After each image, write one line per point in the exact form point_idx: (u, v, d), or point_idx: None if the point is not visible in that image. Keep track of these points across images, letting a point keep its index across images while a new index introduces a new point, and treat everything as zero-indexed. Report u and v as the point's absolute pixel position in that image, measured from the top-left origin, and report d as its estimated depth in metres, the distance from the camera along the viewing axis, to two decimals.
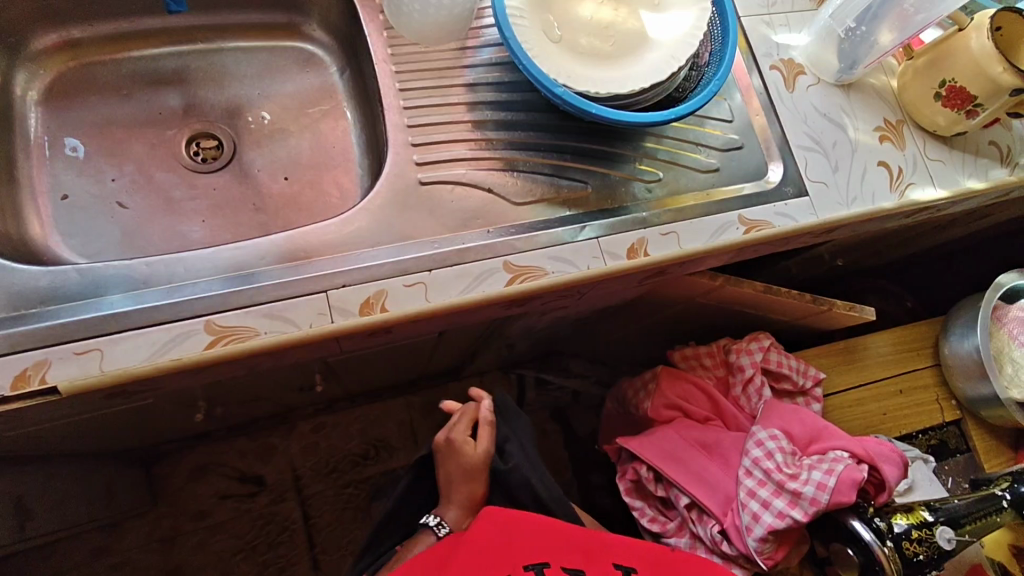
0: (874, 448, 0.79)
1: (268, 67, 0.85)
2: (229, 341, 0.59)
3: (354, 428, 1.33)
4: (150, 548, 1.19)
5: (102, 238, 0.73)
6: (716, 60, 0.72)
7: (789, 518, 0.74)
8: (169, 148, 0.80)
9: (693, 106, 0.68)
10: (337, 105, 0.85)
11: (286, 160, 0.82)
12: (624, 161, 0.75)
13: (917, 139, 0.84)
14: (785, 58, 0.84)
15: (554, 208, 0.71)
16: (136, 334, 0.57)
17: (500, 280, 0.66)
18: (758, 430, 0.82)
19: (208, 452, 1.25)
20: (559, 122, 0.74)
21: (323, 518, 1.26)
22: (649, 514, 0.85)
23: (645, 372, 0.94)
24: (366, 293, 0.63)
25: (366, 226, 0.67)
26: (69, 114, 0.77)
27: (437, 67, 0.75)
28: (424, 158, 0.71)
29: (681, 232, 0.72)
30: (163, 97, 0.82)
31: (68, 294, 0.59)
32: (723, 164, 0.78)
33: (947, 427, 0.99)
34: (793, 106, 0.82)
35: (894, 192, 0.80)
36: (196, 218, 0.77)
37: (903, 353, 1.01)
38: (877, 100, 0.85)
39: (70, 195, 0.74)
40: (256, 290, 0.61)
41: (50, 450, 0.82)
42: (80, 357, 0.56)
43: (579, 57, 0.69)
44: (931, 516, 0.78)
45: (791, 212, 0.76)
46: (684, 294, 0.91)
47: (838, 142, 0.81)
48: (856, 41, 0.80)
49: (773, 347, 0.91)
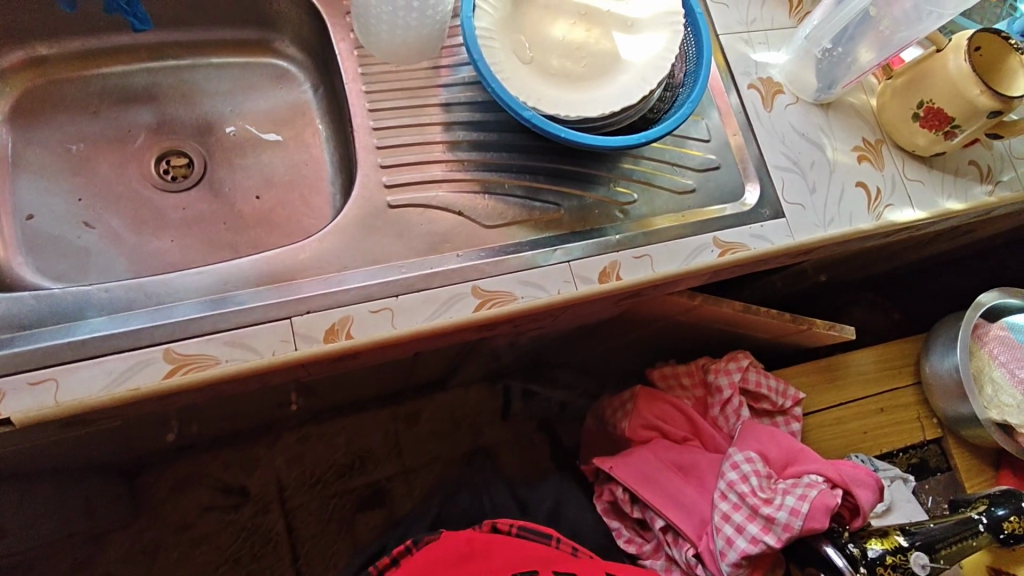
0: (848, 472, 0.79)
1: (240, 84, 0.84)
2: (188, 370, 0.58)
3: (339, 438, 1.32)
4: (132, 561, 1.18)
5: (68, 258, 0.72)
6: (690, 81, 0.71)
7: (762, 544, 0.74)
8: (138, 166, 0.79)
9: (665, 129, 0.67)
10: (309, 123, 0.84)
11: (259, 178, 0.81)
12: (598, 183, 0.74)
13: (896, 159, 0.83)
14: (763, 76, 0.83)
15: (526, 230, 0.70)
16: (92, 364, 0.56)
17: (469, 306, 0.65)
18: (734, 452, 0.81)
19: (189, 464, 1.24)
20: (532, 143, 0.73)
21: (308, 528, 1.26)
22: (626, 535, 0.85)
23: (624, 391, 0.93)
24: (331, 319, 0.62)
25: (333, 249, 0.66)
26: (36, 133, 0.76)
27: (409, 87, 0.74)
28: (394, 180, 0.70)
29: (654, 256, 0.72)
30: (133, 115, 0.81)
31: (24, 321, 0.58)
32: (699, 185, 0.77)
33: (928, 446, 0.99)
34: (771, 126, 0.81)
35: (872, 214, 0.80)
36: (166, 237, 0.76)
37: (884, 370, 1.01)
38: (856, 119, 0.84)
39: (36, 215, 0.73)
40: (218, 317, 0.60)
41: (22, 469, 0.81)
42: (34, 388, 0.55)
43: (551, 80, 0.69)
44: (906, 541, 0.77)
45: (767, 234, 0.76)
46: (663, 312, 0.90)
47: (816, 162, 0.80)
48: (833, 62, 0.79)
49: (752, 366, 0.90)
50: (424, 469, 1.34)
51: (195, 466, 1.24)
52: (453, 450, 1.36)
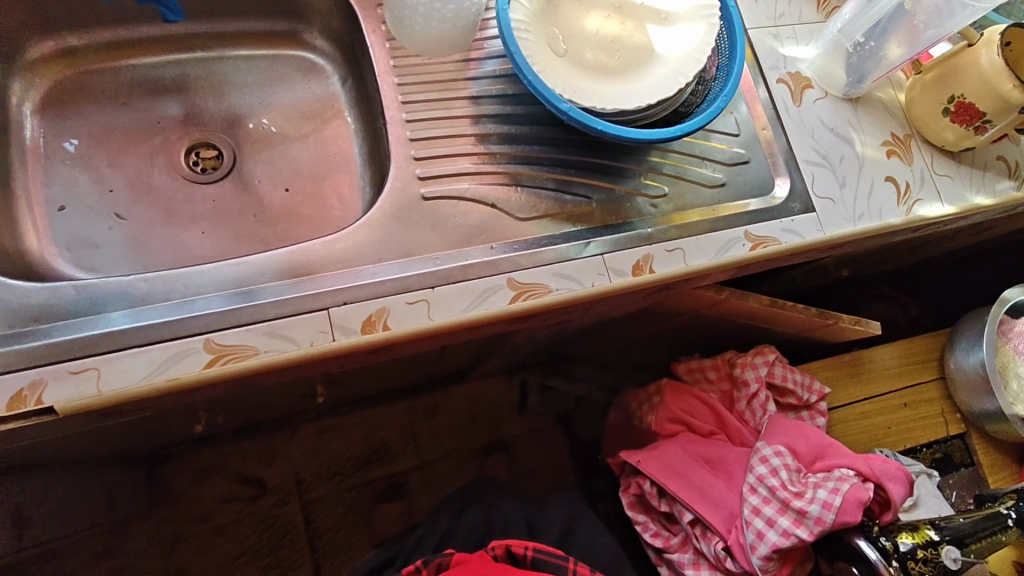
0: (879, 467, 0.79)
1: (268, 77, 0.84)
2: (228, 360, 0.58)
3: (357, 432, 1.32)
4: (151, 553, 1.18)
5: (99, 250, 0.72)
6: (723, 75, 0.71)
7: (794, 537, 0.74)
8: (168, 158, 0.79)
9: (699, 123, 0.67)
10: (337, 115, 0.84)
11: (287, 170, 0.81)
12: (629, 176, 0.74)
13: (925, 154, 0.83)
14: (792, 70, 0.83)
15: (558, 223, 0.70)
16: (133, 354, 0.56)
17: (504, 298, 0.65)
18: (763, 446, 0.81)
19: (208, 457, 1.23)
20: (564, 137, 0.73)
21: (327, 520, 1.26)
22: (652, 528, 0.84)
23: (650, 385, 0.93)
24: (367, 311, 0.62)
25: (368, 240, 0.66)
26: (66, 123, 0.76)
27: (441, 80, 0.74)
28: (427, 172, 0.70)
29: (687, 249, 0.72)
30: (162, 106, 0.81)
31: (63, 312, 0.58)
32: (729, 179, 0.77)
33: (951, 441, 0.99)
34: (801, 120, 0.81)
35: (901, 208, 0.79)
36: (197, 229, 0.76)
37: (907, 366, 1.01)
38: (884, 114, 0.84)
39: (67, 206, 0.73)
40: (255, 308, 0.60)
41: (50, 459, 0.81)
42: (76, 376, 0.55)
43: (586, 73, 0.68)
44: (937, 535, 0.77)
45: (797, 228, 0.75)
46: (688, 307, 0.90)
47: (846, 156, 0.80)
48: (865, 56, 0.79)
49: (778, 361, 0.90)
50: (442, 462, 1.34)
51: (214, 459, 1.24)
52: (470, 444, 1.36)
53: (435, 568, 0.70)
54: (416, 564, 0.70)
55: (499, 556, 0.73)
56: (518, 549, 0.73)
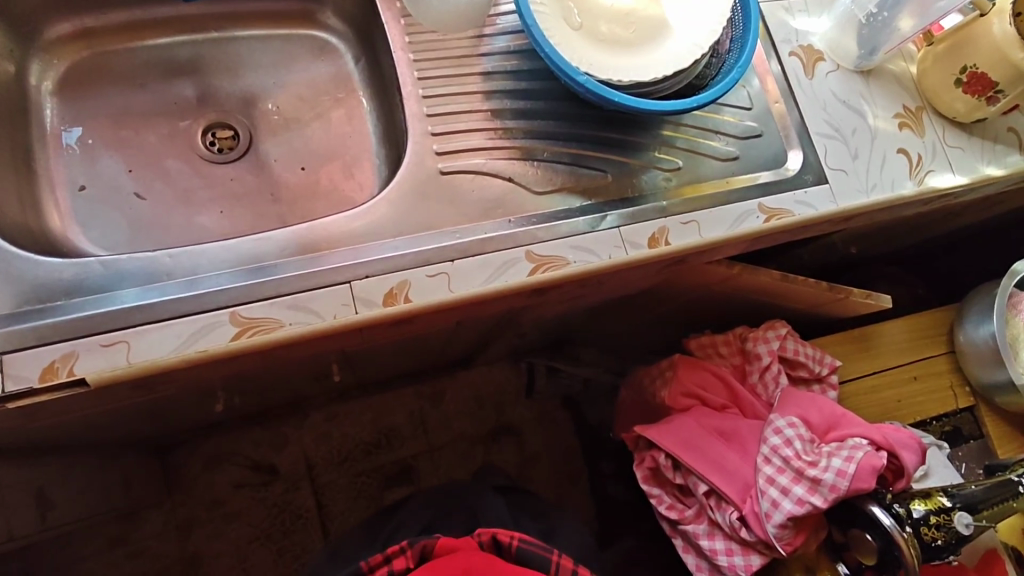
0: (893, 436, 0.80)
1: (281, 57, 0.85)
2: (254, 332, 0.59)
3: (365, 417, 1.33)
4: (168, 536, 1.20)
5: (119, 229, 0.73)
6: (738, 47, 0.71)
7: (808, 505, 0.75)
8: (184, 138, 0.80)
9: (715, 94, 0.67)
10: (351, 93, 0.84)
11: (304, 150, 0.81)
12: (642, 149, 0.74)
13: (937, 126, 0.84)
14: (804, 44, 0.83)
15: (574, 196, 0.71)
16: (162, 326, 0.58)
17: (523, 270, 0.66)
18: (777, 417, 0.82)
19: (222, 442, 1.25)
20: (577, 111, 0.74)
21: (338, 504, 1.27)
22: (666, 501, 0.85)
23: (662, 360, 0.93)
24: (389, 284, 0.63)
25: (386, 216, 0.67)
26: (84, 104, 0.78)
27: (455, 56, 0.74)
28: (444, 147, 0.71)
29: (702, 221, 0.72)
30: (177, 87, 0.81)
31: (91, 286, 0.59)
32: (742, 152, 0.77)
33: (961, 413, 1.00)
34: (813, 93, 0.81)
35: (913, 179, 0.80)
36: (214, 209, 0.77)
37: (917, 340, 1.01)
38: (896, 86, 0.84)
39: (88, 186, 0.74)
40: (279, 282, 0.61)
41: (72, 439, 0.83)
42: (107, 349, 0.56)
43: (601, 45, 0.69)
44: (949, 502, 0.78)
45: (810, 200, 0.76)
46: (701, 283, 0.90)
47: (858, 129, 0.81)
48: (877, 27, 0.80)
49: (790, 335, 0.91)
50: (450, 447, 1.34)
51: (228, 443, 1.25)
52: (478, 428, 1.36)
53: (419, 551, 0.67)
54: (400, 543, 0.67)
55: (484, 544, 0.70)
56: (504, 536, 0.70)
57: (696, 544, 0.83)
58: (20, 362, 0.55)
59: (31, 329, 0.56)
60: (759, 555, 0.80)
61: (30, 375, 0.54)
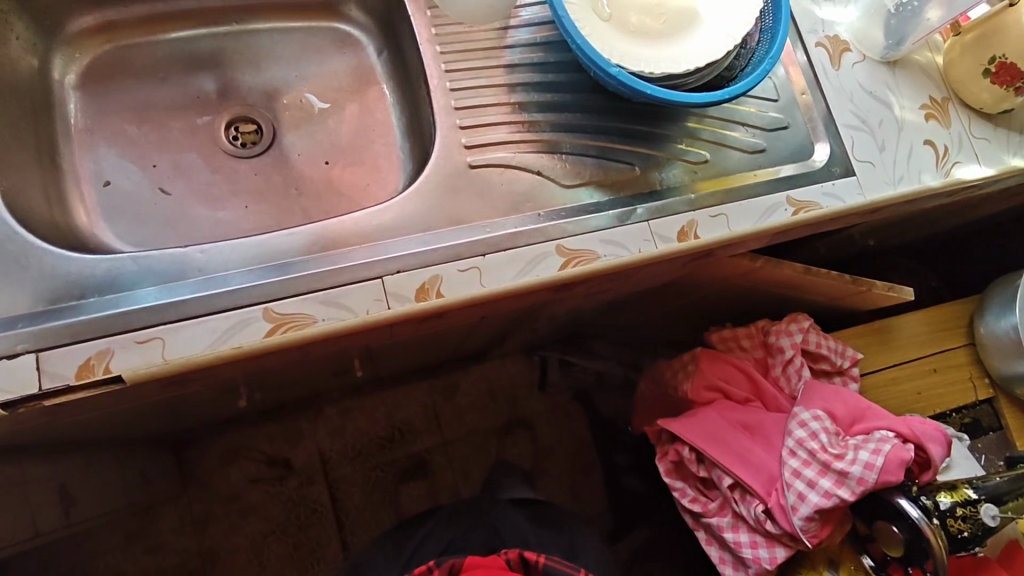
0: (919, 428, 0.80)
1: (303, 49, 0.84)
2: (288, 328, 0.59)
3: (380, 411, 1.33)
4: (185, 530, 1.20)
5: (145, 224, 0.72)
6: (767, 38, 0.70)
7: (835, 498, 0.75)
8: (207, 133, 0.79)
9: (747, 85, 0.67)
10: (373, 86, 0.83)
11: (326, 144, 0.81)
12: (669, 141, 0.74)
13: (963, 117, 0.83)
14: (830, 34, 0.82)
15: (602, 189, 0.70)
16: (196, 323, 0.57)
17: (553, 264, 0.66)
18: (801, 410, 0.82)
19: (239, 436, 1.25)
20: (605, 104, 0.73)
21: (353, 498, 1.27)
22: (690, 494, 0.85)
23: (684, 353, 0.93)
24: (420, 279, 0.62)
25: (415, 210, 0.66)
26: (108, 98, 0.77)
27: (482, 47, 0.74)
28: (471, 141, 0.70)
29: (730, 214, 0.72)
30: (199, 81, 0.81)
31: (124, 283, 0.59)
32: (768, 144, 0.77)
33: (980, 405, 0.99)
34: (839, 84, 0.81)
35: (940, 171, 0.79)
36: (238, 203, 0.76)
37: (936, 333, 1.01)
38: (922, 77, 0.83)
39: (113, 181, 0.73)
40: (311, 277, 0.61)
41: (94, 434, 0.83)
42: (142, 346, 0.56)
43: (631, 36, 0.68)
44: (975, 494, 0.77)
45: (838, 192, 0.75)
46: (724, 276, 0.90)
47: (885, 120, 0.80)
48: (905, 17, 0.79)
49: (813, 328, 0.91)
50: (465, 440, 1.35)
51: (245, 437, 1.26)
52: (492, 422, 1.37)
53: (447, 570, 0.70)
54: (428, 563, 0.70)
55: (511, 563, 0.74)
56: (531, 555, 0.74)
57: (720, 536, 0.83)
58: (55, 360, 0.54)
59: (66, 326, 0.56)
60: (784, 547, 0.80)
61: (66, 373, 0.54)
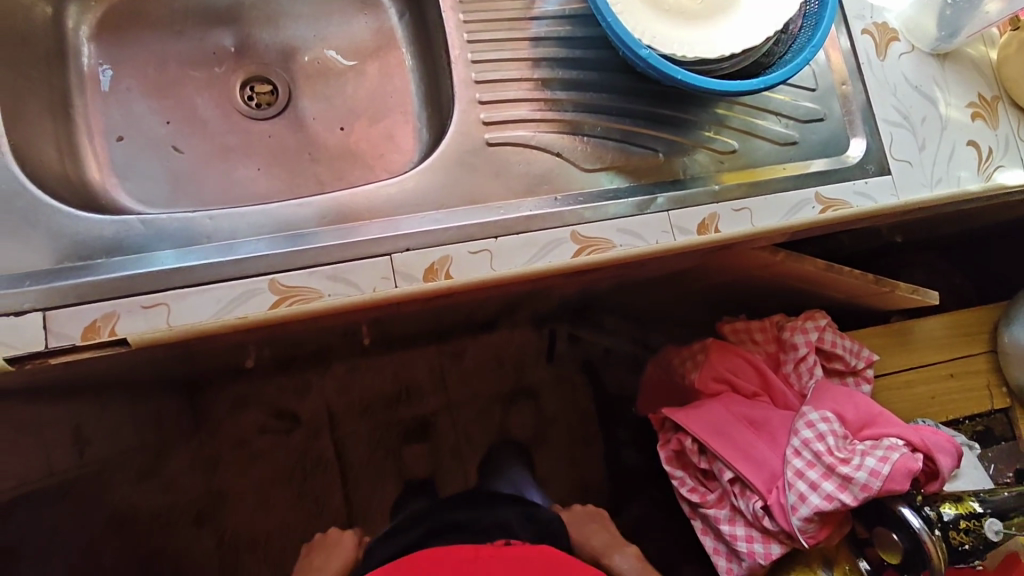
0: (931, 439, 0.79)
1: (323, 7, 0.81)
2: (293, 301, 0.58)
3: (386, 373, 1.33)
4: (195, 471, 1.23)
5: (156, 182, 0.71)
6: (811, 24, 0.66)
7: (836, 501, 0.75)
8: (222, 90, 0.78)
9: (784, 74, 0.63)
10: (393, 49, 0.80)
11: (343, 108, 0.79)
12: (696, 128, 0.71)
13: (1012, 118, 0.78)
14: (878, 21, 0.78)
15: (623, 175, 0.68)
16: (202, 290, 0.57)
17: (567, 251, 0.64)
18: (810, 411, 0.81)
19: (247, 390, 1.27)
20: (632, 84, 0.70)
21: (357, 454, 1.30)
22: (689, 483, 0.85)
23: (694, 344, 0.92)
24: (430, 259, 0.61)
25: (428, 187, 0.65)
26: (123, 49, 0.76)
27: (507, 18, 0.71)
28: (491, 117, 0.68)
29: (755, 208, 0.69)
30: (217, 37, 0.79)
31: (131, 245, 0.59)
32: (800, 136, 0.73)
33: (994, 414, 0.97)
34: (883, 75, 0.76)
35: (980, 175, 0.76)
36: (253, 164, 0.75)
37: (957, 337, 0.98)
38: (972, 73, 0.78)
39: (125, 136, 0.72)
40: (319, 250, 0.60)
41: (105, 381, 0.84)
42: (147, 311, 0.56)
43: (666, 16, 0.64)
44: (980, 507, 0.76)
45: (870, 192, 0.72)
46: (742, 267, 0.87)
47: (928, 118, 0.76)
48: (961, 8, 0.74)
49: (829, 327, 0.89)
50: (468, 406, 1.36)
51: (253, 391, 1.27)
52: (497, 390, 1.37)
53: None
54: None
55: None
56: None
57: (716, 527, 0.83)
58: (62, 319, 0.54)
59: (73, 286, 0.56)
60: (780, 544, 0.80)
61: (73, 333, 0.54)
